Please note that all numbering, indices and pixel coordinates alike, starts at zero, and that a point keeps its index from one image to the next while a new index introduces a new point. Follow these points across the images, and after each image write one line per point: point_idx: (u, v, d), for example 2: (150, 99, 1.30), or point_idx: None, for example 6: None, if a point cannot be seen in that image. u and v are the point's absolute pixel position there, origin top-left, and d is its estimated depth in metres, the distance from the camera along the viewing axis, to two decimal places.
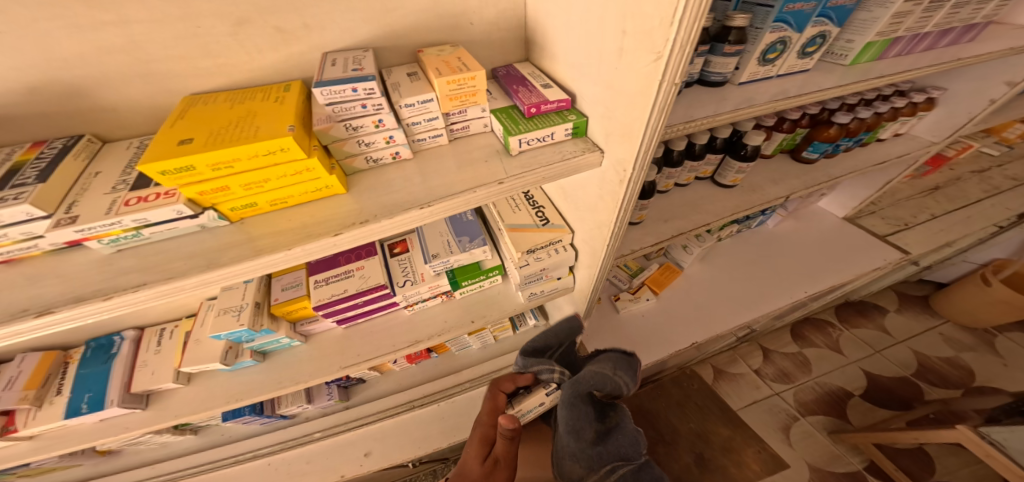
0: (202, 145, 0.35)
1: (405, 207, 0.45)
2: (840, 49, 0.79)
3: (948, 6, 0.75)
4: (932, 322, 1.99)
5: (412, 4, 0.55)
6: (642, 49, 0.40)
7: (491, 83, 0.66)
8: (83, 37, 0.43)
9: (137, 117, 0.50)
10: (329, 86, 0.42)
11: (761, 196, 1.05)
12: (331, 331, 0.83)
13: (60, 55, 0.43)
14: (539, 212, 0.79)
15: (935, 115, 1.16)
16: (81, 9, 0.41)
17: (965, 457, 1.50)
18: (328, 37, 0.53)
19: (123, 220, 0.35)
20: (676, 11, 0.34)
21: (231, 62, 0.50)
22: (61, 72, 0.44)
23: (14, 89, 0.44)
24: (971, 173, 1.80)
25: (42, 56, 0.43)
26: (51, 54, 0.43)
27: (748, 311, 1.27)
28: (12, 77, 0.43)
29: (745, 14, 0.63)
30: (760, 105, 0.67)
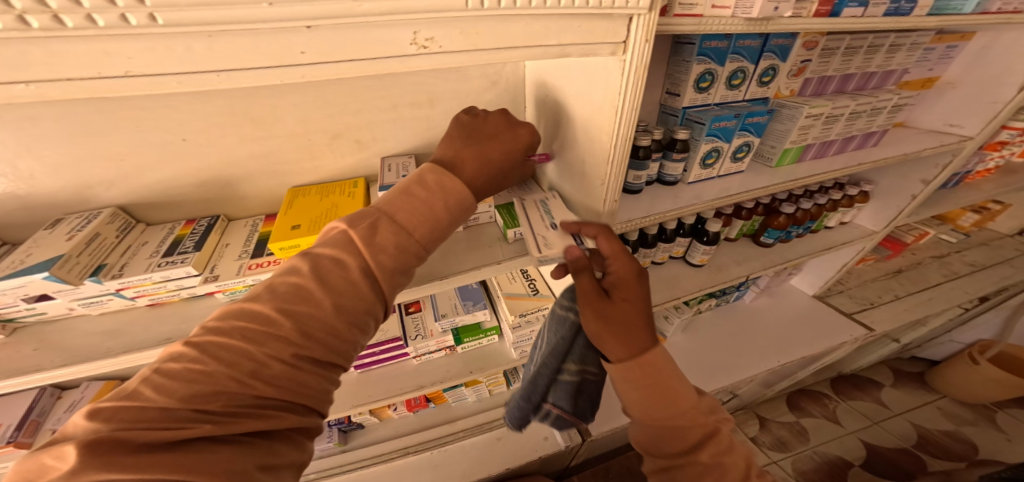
0: (307, 231, 0.54)
1: (428, 279, 0.62)
2: (767, 152, 1.01)
3: (843, 119, 0.98)
4: (927, 397, 2.01)
5: (447, 123, 0.78)
6: (594, 170, 0.62)
7: None
8: (241, 147, 0.64)
9: (255, 202, 0.70)
10: (390, 191, 0.62)
11: (726, 275, 1.22)
12: (349, 375, 0.95)
13: (224, 160, 0.64)
14: (531, 283, 0.96)
15: (872, 206, 1.37)
16: (246, 130, 0.63)
17: None
18: (388, 145, 0.75)
19: (246, 279, 0.52)
20: (610, 149, 0.56)
21: (323, 163, 0.71)
22: (221, 171, 0.65)
23: (189, 182, 0.64)
24: (931, 257, 1.97)
25: (215, 160, 0.64)
26: (218, 157, 0.64)
27: (727, 377, 1.38)
28: (190, 174, 0.63)
29: (685, 131, 0.85)
30: (704, 201, 0.87)
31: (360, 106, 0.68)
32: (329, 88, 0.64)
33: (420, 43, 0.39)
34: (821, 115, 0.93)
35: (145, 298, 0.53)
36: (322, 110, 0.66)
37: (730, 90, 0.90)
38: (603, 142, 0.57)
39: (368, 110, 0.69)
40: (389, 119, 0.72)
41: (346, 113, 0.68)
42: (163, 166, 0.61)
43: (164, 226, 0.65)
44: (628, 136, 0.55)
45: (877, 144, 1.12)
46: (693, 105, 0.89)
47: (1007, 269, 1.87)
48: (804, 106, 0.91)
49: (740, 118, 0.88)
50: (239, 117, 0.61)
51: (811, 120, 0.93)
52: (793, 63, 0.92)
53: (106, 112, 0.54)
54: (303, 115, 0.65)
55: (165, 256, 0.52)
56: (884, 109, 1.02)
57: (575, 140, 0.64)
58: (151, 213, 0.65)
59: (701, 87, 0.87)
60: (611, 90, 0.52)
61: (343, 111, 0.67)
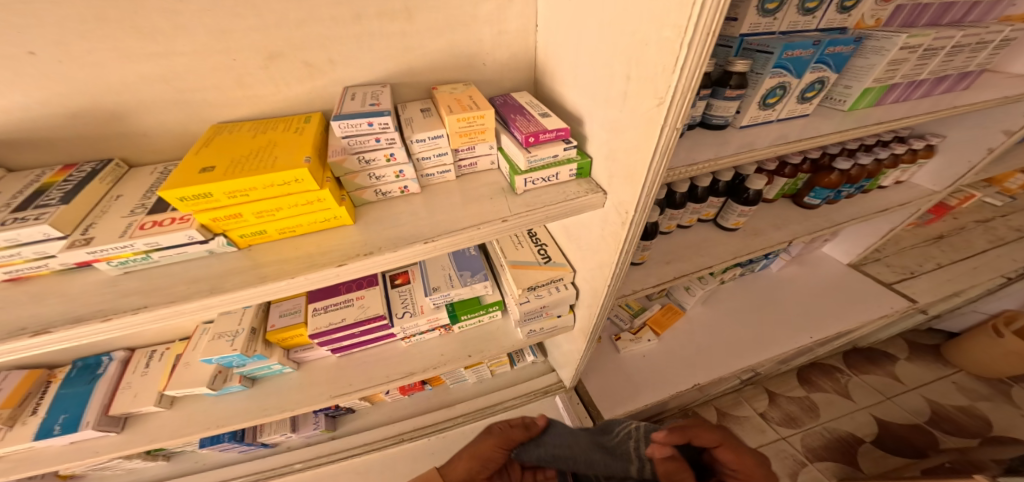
0: (222, 174, 0.37)
1: (409, 241, 0.45)
2: (839, 94, 0.81)
3: (942, 54, 0.77)
4: (944, 371, 1.90)
5: (430, 45, 0.57)
6: (644, 97, 0.39)
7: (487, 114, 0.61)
8: (128, 67, 0.46)
9: (166, 143, 0.53)
10: (347, 119, 0.42)
11: (763, 241, 1.05)
12: (325, 359, 0.83)
13: (106, 83, 0.46)
14: (541, 250, 0.81)
15: (935, 163, 1.17)
16: (133, 43, 0.44)
17: None
18: (350, 72, 0.55)
19: (135, 243, 0.36)
20: (677, 59, 0.33)
21: (257, 93, 0.52)
22: (104, 99, 0.47)
23: (57, 113, 0.46)
24: (975, 222, 1.79)
25: (92, 84, 0.46)
26: (97, 81, 0.46)
27: (752, 354, 1.25)
28: (57, 102, 0.46)
29: (745, 60, 0.65)
30: (760, 149, 0.69)
31: (305, 15, 0.48)
32: None
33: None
34: (920, 47, 0.73)
35: None
36: (247, 20, 0.47)
37: (804, 14, 0.68)
38: (667, 42, 0.34)
39: (314, 19, 0.49)
40: (349, 35, 0.52)
41: (280, 25, 0.48)
42: (15, 91, 0.44)
43: (37, 172, 0.49)
44: (712, 38, 0.32)
45: (969, 88, 0.92)
46: (755, 32, 0.68)
47: None
48: (901, 34, 0.71)
49: (819, 47, 0.68)
50: (117, 24, 0.43)
51: (906, 52, 0.73)
52: None
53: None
54: (216, 25, 0.46)
55: (14, 210, 0.36)
56: (991, 42, 0.81)
57: (622, 45, 0.41)
58: (17, 155, 0.48)
59: (767, 10, 0.65)
60: None
61: (280, 20, 0.48)
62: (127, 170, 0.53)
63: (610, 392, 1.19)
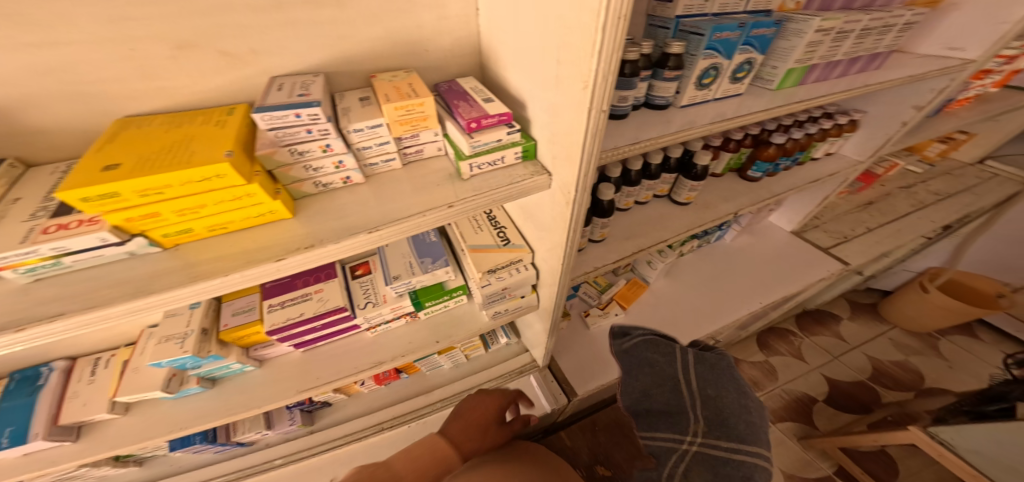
0: (129, 171, 0.34)
1: (353, 231, 0.45)
2: (767, 75, 0.86)
3: (852, 37, 0.84)
4: (880, 328, 2.11)
5: (366, 31, 0.55)
6: (573, 80, 0.41)
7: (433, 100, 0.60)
8: (11, 59, 0.42)
9: (71, 140, 0.49)
10: (270, 111, 0.40)
11: (714, 214, 1.12)
12: (290, 355, 0.81)
13: None
14: (501, 232, 0.82)
15: (858, 135, 1.28)
16: (9, 32, 0.40)
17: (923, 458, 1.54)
18: (278, 62, 0.53)
19: (40, 249, 0.35)
20: (595, 44, 0.35)
21: (168, 85, 0.49)
22: None
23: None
24: (899, 188, 1.96)
25: None
26: None
27: (709, 322, 1.33)
28: None
29: (680, 42, 0.69)
30: (699, 126, 0.73)
31: (216, 2, 0.46)
32: None
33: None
34: (832, 30, 0.79)
35: None
36: (146, 7, 0.43)
37: None
38: (586, 26, 0.36)
39: (227, 7, 0.46)
40: (273, 23, 0.49)
41: (191, 12, 0.45)
42: None
43: None
44: (625, 22, 0.34)
45: (880, 67, 1.00)
46: (689, 14, 0.72)
47: (968, 198, 1.88)
48: (814, 18, 0.76)
49: (745, 29, 0.73)
50: None
51: (820, 36, 0.78)
52: None
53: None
54: (112, 12, 0.42)
55: None
56: (894, 26, 0.89)
57: (550, 29, 0.42)
58: None
59: None
60: None
61: (187, 7, 0.45)
62: (23, 170, 0.48)
63: (581, 367, 1.24)
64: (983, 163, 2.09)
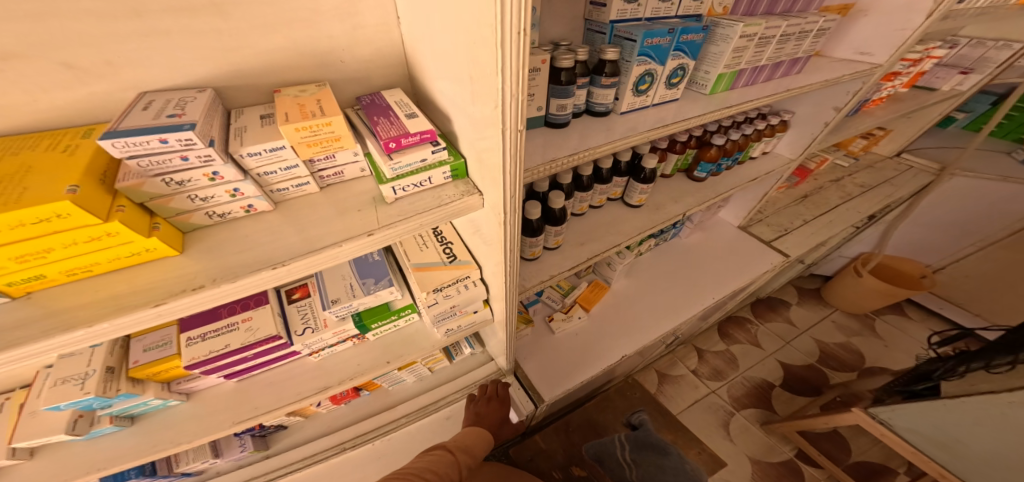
0: None
1: (255, 267, 0.40)
2: (701, 79, 0.89)
3: (773, 42, 0.89)
4: (825, 311, 2.27)
5: (262, 43, 0.50)
6: (485, 98, 0.39)
7: (354, 113, 0.56)
8: None
9: None
10: (126, 137, 0.33)
11: (664, 214, 1.14)
12: (222, 386, 0.74)
13: None
14: (447, 248, 0.79)
15: (790, 135, 1.37)
16: None
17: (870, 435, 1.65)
18: (149, 75, 0.46)
19: None
20: (498, 62, 0.33)
21: (2, 102, 0.41)
22: None
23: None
24: (830, 182, 2.12)
25: None
26: None
27: (668, 320, 1.36)
28: None
29: (614, 48, 0.69)
30: (640, 133, 0.73)
31: (43, 7, 0.38)
32: None
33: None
34: (755, 35, 0.83)
35: None
36: None
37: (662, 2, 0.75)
38: (487, 43, 0.34)
39: (61, 12, 0.39)
40: (136, 31, 0.43)
41: (26, 19, 0.38)
42: None
43: None
44: (524, 39, 0.32)
45: (801, 72, 1.07)
46: (623, 19, 0.73)
47: (888, 190, 2.05)
48: (739, 23, 0.79)
49: (674, 35, 0.73)
50: None
51: (745, 41, 0.82)
52: None
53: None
54: None
55: None
56: (809, 32, 0.95)
57: (459, 44, 0.39)
58: None
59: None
60: None
61: (5, 12, 0.37)
62: None
63: (546, 374, 1.23)
64: (900, 156, 2.29)
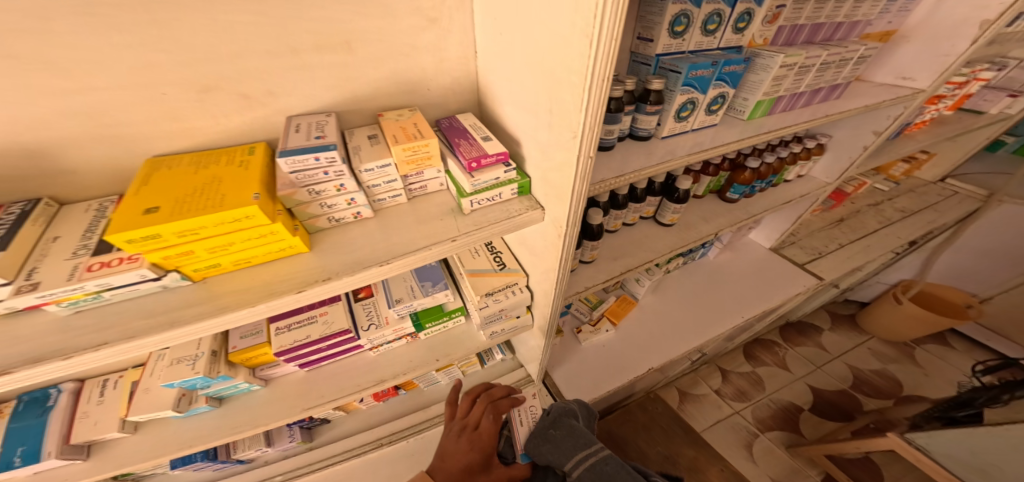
0: (168, 214, 0.37)
1: (365, 264, 0.49)
2: (739, 105, 0.94)
3: (813, 70, 0.93)
4: (860, 338, 2.20)
5: (373, 73, 0.59)
6: (563, 128, 0.46)
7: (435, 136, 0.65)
8: (45, 104, 0.44)
9: (99, 178, 0.51)
10: (292, 155, 0.44)
11: (695, 234, 1.18)
12: (293, 375, 0.83)
13: (23, 121, 0.44)
14: (497, 257, 0.86)
15: (826, 158, 1.38)
16: (46, 79, 0.43)
17: (904, 462, 1.59)
18: (293, 102, 0.56)
19: (86, 285, 0.37)
20: (583, 102, 0.41)
21: (193, 125, 0.52)
22: (23, 137, 0.45)
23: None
24: (868, 206, 2.08)
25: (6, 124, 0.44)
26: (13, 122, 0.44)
27: (697, 337, 1.38)
28: None
29: (660, 80, 0.75)
30: (678, 157, 0.79)
31: (237, 49, 0.49)
32: (172, 18, 0.44)
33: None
34: (795, 65, 0.87)
35: None
36: (171, 53, 0.46)
37: (706, 36, 0.79)
38: (574, 86, 0.41)
39: (246, 51, 0.49)
40: (288, 66, 0.53)
41: (212, 59, 0.48)
42: None
43: None
44: (607, 84, 0.39)
45: (840, 97, 1.10)
46: (668, 52, 0.78)
47: (931, 214, 2.00)
48: (779, 55, 0.84)
49: (717, 66, 0.79)
50: (28, 62, 0.41)
51: (784, 71, 0.87)
52: (768, 7, 0.83)
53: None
54: (138, 61, 0.45)
55: None
56: (851, 59, 0.98)
57: (542, 83, 0.47)
58: None
59: (676, 32, 0.75)
60: (586, 9, 0.36)
61: (207, 53, 0.48)
62: (56, 208, 0.50)
63: (574, 383, 1.27)
64: (945, 181, 2.23)
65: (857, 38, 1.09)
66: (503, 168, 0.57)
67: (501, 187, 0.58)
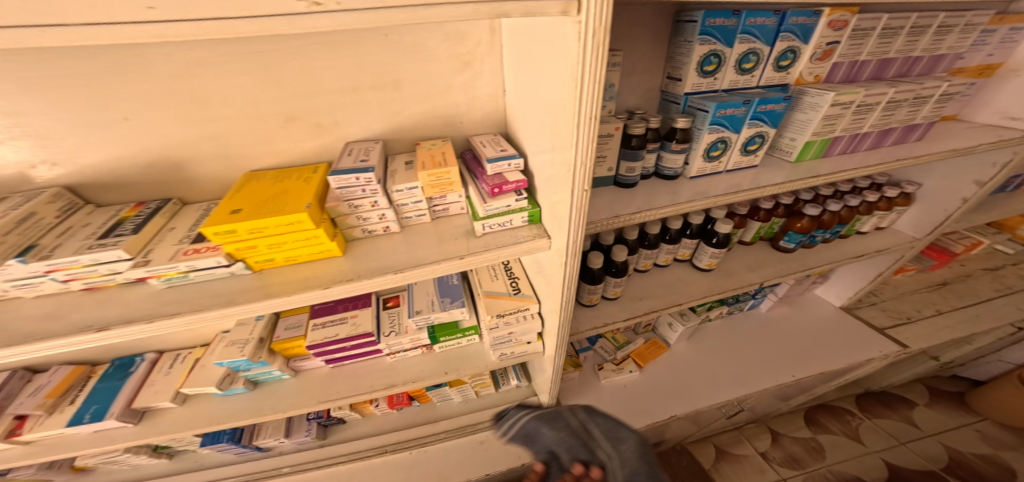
0: (246, 216, 0.49)
1: (383, 271, 0.56)
2: (785, 146, 0.89)
3: (878, 109, 0.85)
4: (965, 418, 1.79)
5: (416, 108, 0.67)
6: (562, 163, 0.50)
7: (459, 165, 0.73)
8: (188, 128, 0.58)
9: (209, 187, 0.64)
10: (340, 175, 0.54)
11: (735, 281, 1.11)
12: (319, 369, 0.92)
13: (171, 140, 0.58)
14: (513, 282, 0.90)
15: (913, 210, 1.21)
16: (193, 110, 0.56)
17: None
18: (353, 130, 0.66)
19: (179, 265, 0.50)
20: (573, 140, 0.45)
21: (279, 148, 0.63)
22: (171, 153, 0.59)
23: (136, 165, 0.59)
24: (983, 269, 1.73)
25: (162, 142, 0.58)
26: (169, 141, 0.58)
27: (735, 392, 1.26)
28: (137, 156, 0.58)
29: (685, 119, 0.75)
30: (705, 197, 0.77)
31: (317, 87, 0.60)
32: (281, 65, 0.56)
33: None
34: (851, 103, 0.81)
35: (78, 282, 0.50)
36: (272, 91, 0.58)
37: (742, 74, 0.78)
38: (567, 125, 0.46)
39: (324, 90, 0.60)
40: (350, 101, 0.63)
41: (300, 95, 0.60)
42: (107, 147, 0.56)
43: (117, 208, 0.60)
44: (594, 124, 0.43)
45: (922, 139, 0.98)
46: (697, 91, 0.78)
47: None
48: (829, 92, 0.79)
49: (751, 105, 0.77)
50: (184, 95, 0.55)
51: (838, 109, 0.81)
52: (818, 43, 0.78)
53: (32, 86, 0.49)
54: (251, 96, 0.57)
55: (99, 238, 0.50)
56: (930, 97, 0.88)
57: (546, 122, 0.52)
58: (104, 195, 0.60)
59: (706, 72, 0.76)
60: (572, 61, 0.41)
61: (296, 91, 0.59)
62: (181, 207, 0.63)
63: None
64: None
65: (943, 73, 0.97)
66: (514, 198, 0.62)
67: (513, 215, 0.63)
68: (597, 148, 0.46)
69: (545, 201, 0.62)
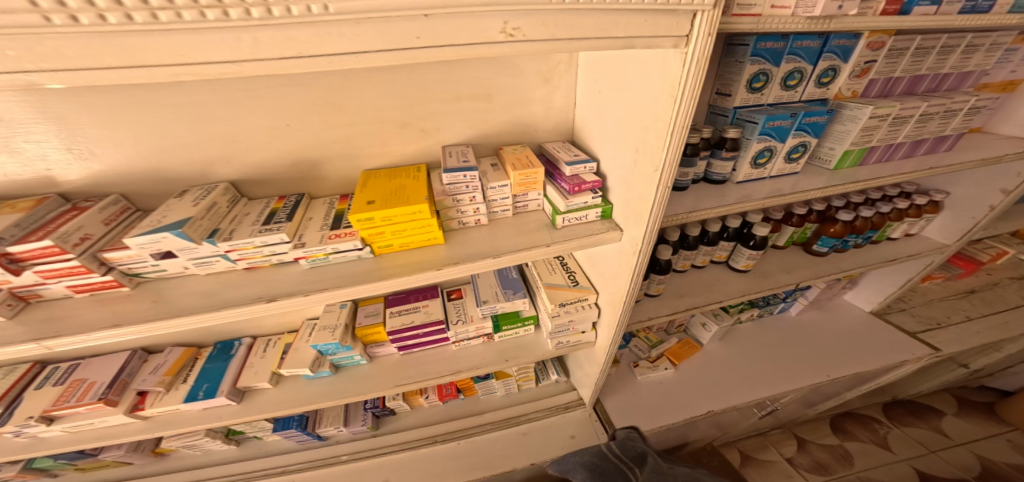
0: (381, 206, 0.58)
1: (483, 256, 0.65)
2: (824, 155, 0.97)
3: (911, 122, 0.93)
4: (996, 428, 1.79)
5: (501, 117, 0.77)
6: (646, 164, 0.59)
7: None
8: (320, 134, 0.68)
9: (325, 184, 0.74)
10: (450, 173, 0.63)
11: (772, 282, 1.17)
12: (389, 356, 1.00)
13: (304, 143, 0.68)
14: (571, 276, 0.97)
15: (942, 217, 1.26)
16: (327, 118, 0.66)
17: None
18: (448, 136, 0.76)
19: (326, 247, 0.59)
20: (664, 143, 0.53)
21: (387, 150, 0.73)
22: (302, 155, 0.69)
23: (273, 164, 0.69)
24: (1010, 278, 1.75)
25: (297, 145, 0.68)
26: (302, 144, 0.68)
27: (769, 390, 1.30)
28: (276, 157, 0.68)
29: (736, 129, 0.84)
30: (754, 199, 0.85)
31: (426, 99, 0.69)
32: (402, 80, 0.66)
33: (508, 32, 0.44)
34: (888, 116, 0.89)
35: (244, 261, 0.60)
36: (391, 102, 0.68)
37: (786, 90, 0.86)
38: (659, 131, 0.54)
39: (431, 101, 0.70)
40: (450, 111, 0.72)
41: (412, 106, 0.69)
42: (255, 149, 0.66)
43: (262, 202, 0.70)
44: (685, 131, 0.52)
45: (952, 150, 1.04)
46: (745, 105, 0.87)
47: None
48: (868, 106, 0.87)
49: (797, 117, 0.85)
50: (322, 106, 0.65)
51: (875, 121, 0.89)
52: (856, 62, 0.86)
53: (212, 98, 0.60)
54: (374, 106, 0.67)
55: (264, 224, 0.60)
56: (959, 111, 0.96)
57: (632, 129, 0.61)
58: (244, 190, 0.70)
59: (755, 88, 0.84)
60: (672, 79, 0.49)
61: (410, 101, 0.69)
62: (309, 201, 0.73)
63: (631, 415, 1.26)
64: None
65: (971, 89, 1.04)
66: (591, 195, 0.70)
67: (588, 210, 0.72)
68: (683, 151, 0.54)
69: (619, 199, 0.70)
